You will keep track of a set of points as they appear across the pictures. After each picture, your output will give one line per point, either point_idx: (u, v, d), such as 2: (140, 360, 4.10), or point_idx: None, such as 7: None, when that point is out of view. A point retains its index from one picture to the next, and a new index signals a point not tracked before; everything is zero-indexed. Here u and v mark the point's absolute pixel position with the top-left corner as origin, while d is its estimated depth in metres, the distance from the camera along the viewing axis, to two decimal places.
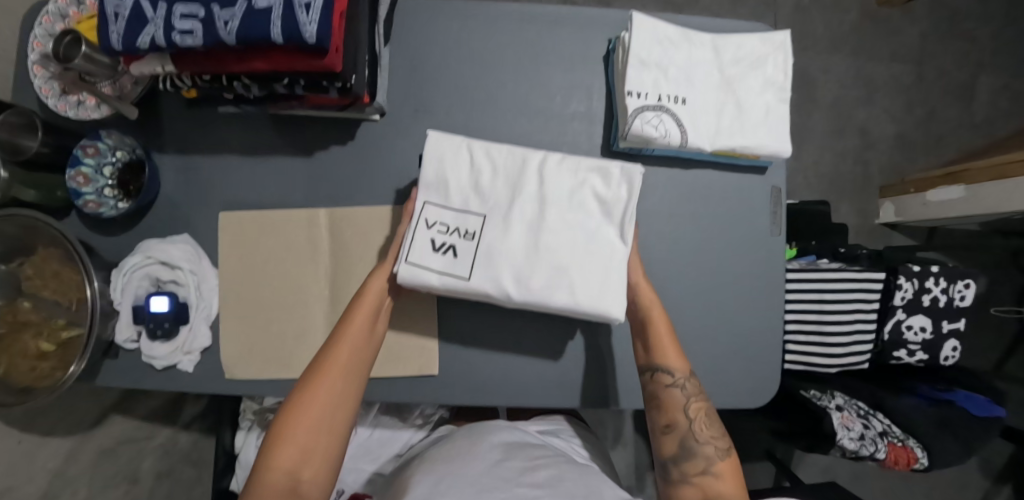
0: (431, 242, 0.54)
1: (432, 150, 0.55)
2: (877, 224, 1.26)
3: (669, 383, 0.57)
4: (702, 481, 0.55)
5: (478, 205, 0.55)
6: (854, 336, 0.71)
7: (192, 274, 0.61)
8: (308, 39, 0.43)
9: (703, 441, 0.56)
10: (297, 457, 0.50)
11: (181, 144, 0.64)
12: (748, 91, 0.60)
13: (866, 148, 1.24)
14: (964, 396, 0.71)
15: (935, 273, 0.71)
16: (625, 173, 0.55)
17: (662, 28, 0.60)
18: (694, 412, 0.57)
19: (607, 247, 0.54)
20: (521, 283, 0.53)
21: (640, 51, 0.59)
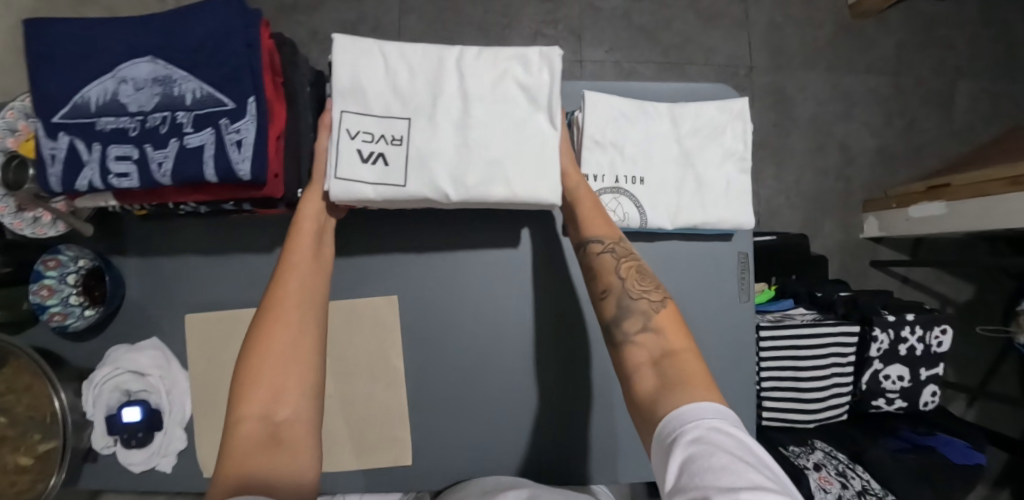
0: (357, 153, 0.46)
1: (338, 56, 0.46)
2: (862, 238, 1.25)
3: (600, 251, 0.51)
4: (643, 339, 0.46)
5: (401, 106, 0.47)
6: (830, 390, 0.72)
7: (162, 379, 0.62)
8: (242, 177, 0.43)
9: (637, 297, 0.48)
10: (270, 397, 0.41)
11: (144, 247, 0.64)
12: (709, 164, 0.59)
13: (847, 163, 1.24)
14: (944, 441, 0.72)
15: (910, 322, 0.71)
16: (545, 56, 0.48)
17: (617, 103, 0.57)
18: (629, 270, 0.50)
19: (534, 127, 0.48)
20: (458, 182, 0.46)
21: (595, 131, 0.56)
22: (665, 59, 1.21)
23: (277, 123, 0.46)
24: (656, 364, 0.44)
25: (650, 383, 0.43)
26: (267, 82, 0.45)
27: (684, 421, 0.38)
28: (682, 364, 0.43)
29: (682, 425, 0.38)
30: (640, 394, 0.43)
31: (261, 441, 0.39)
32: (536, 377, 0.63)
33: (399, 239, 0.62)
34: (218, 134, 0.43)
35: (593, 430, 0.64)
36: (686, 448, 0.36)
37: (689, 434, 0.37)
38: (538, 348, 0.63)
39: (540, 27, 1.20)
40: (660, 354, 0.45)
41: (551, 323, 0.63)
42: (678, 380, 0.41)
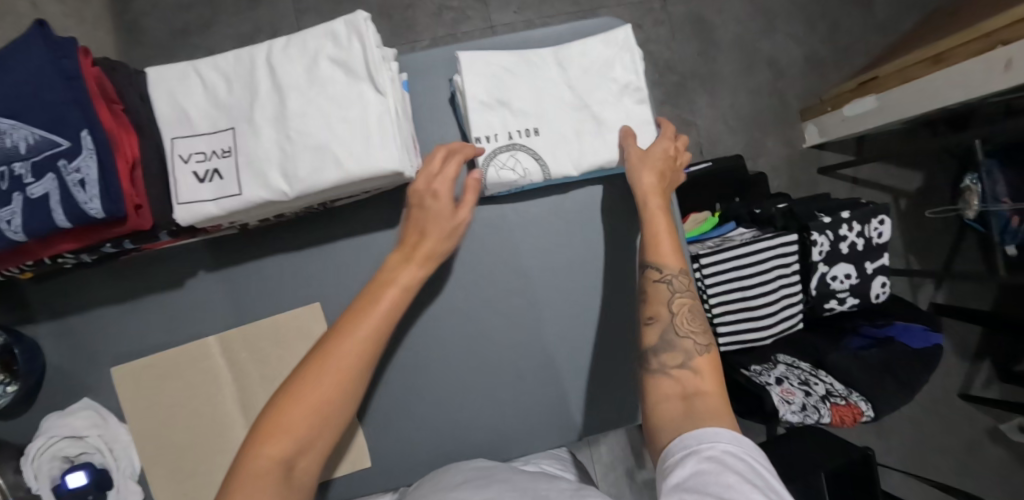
0: (194, 175, 0.46)
1: (156, 86, 0.47)
2: (805, 149, 1.24)
3: (658, 277, 0.55)
4: (681, 375, 0.50)
5: (224, 118, 0.47)
6: (780, 302, 0.72)
7: (102, 437, 0.60)
8: (95, 215, 0.42)
9: (683, 335, 0.52)
10: (291, 447, 0.44)
11: (51, 308, 0.61)
12: (604, 102, 0.56)
13: (778, 77, 1.23)
14: (902, 329, 0.74)
15: (847, 220, 0.71)
16: (351, 25, 0.46)
17: (493, 58, 0.54)
18: (680, 307, 0.54)
19: (362, 105, 0.45)
20: (289, 176, 0.45)
21: (478, 92, 0.53)
22: (577, 8, 1.18)
23: (126, 151, 0.44)
24: (685, 399, 0.48)
25: (676, 410, 0.47)
26: (102, 113, 0.43)
27: (698, 441, 0.42)
28: (706, 404, 0.47)
29: (697, 445, 0.42)
30: (663, 418, 0.47)
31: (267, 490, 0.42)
32: (478, 356, 0.61)
33: (307, 244, 0.60)
34: (59, 178, 0.42)
35: (548, 394, 0.62)
36: (694, 462, 0.40)
37: (699, 451, 0.41)
38: (474, 325, 0.60)
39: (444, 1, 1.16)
40: (692, 390, 0.49)
41: (483, 299, 0.60)
42: (706, 415, 0.45)
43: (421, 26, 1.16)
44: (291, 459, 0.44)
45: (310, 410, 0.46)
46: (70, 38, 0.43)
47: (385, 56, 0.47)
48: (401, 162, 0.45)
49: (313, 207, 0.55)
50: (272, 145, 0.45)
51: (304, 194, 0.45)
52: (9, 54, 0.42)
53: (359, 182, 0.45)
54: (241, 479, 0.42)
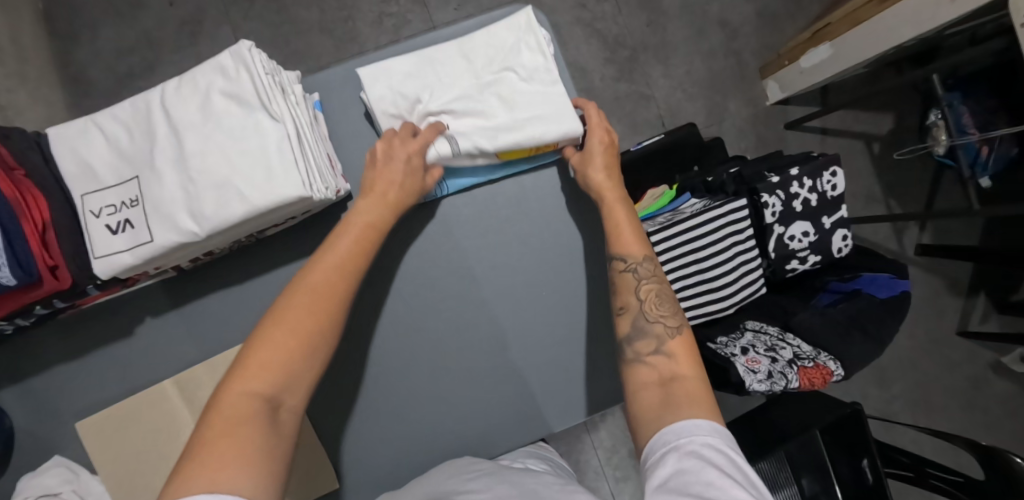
0: (106, 228, 0.46)
1: (59, 147, 0.47)
2: (770, 106, 1.21)
3: (623, 268, 0.51)
4: (657, 360, 0.46)
5: (129, 168, 0.47)
6: (739, 270, 0.70)
7: (77, 491, 0.60)
8: (7, 282, 0.42)
9: (654, 321, 0.48)
10: (275, 382, 0.40)
11: (8, 374, 0.61)
12: (510, 85, 0.54)
13: (731, 38, 1.20)
14: (868, 280, 0.72)
15: (796, 177, 0.69)
16: (237, 56, 0.45)
17: (394, 65, 0.53)
18: (648, 293, 0.49)
19: (259, 134, 0.45)
20: (196, 215, 0.44)
21: (384, 106, 0.53)
22: None
23: (33, 215, 0.44)
24: (664, 386, 0.43)
25: (654, 399, 0.43)
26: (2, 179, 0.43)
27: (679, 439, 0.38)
28: (688, 387, 0.42)
29: (677, 439, 0.38)
30: (642, 412, 0.42)
31: (253, 422, 0.37)
32: (432, 364, 0.59)
33: (247, 276, 0.59)
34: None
35: (510, 393, 0.61)
36: (675, 459, 0.36)
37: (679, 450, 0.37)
38: (424, 334, 0.59)
39: (382, 8, 1.15)
40: (669, 375, 0.44)
41: (430, 308, 0.60)
42: (685, 402, 0.41)
43: (362, 36, 1.15)
44: (279, 394, 0.40)
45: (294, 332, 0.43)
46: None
47: (278, 82, 0.47)
48: (304, 187, 0.44)
49: (242, 239, 0.55)
50: (178, 190, 0.45)
51: (216, 232, 0.45)
52: None
53: (267, 212, 0.45)
54: (219, 415, 0.37)
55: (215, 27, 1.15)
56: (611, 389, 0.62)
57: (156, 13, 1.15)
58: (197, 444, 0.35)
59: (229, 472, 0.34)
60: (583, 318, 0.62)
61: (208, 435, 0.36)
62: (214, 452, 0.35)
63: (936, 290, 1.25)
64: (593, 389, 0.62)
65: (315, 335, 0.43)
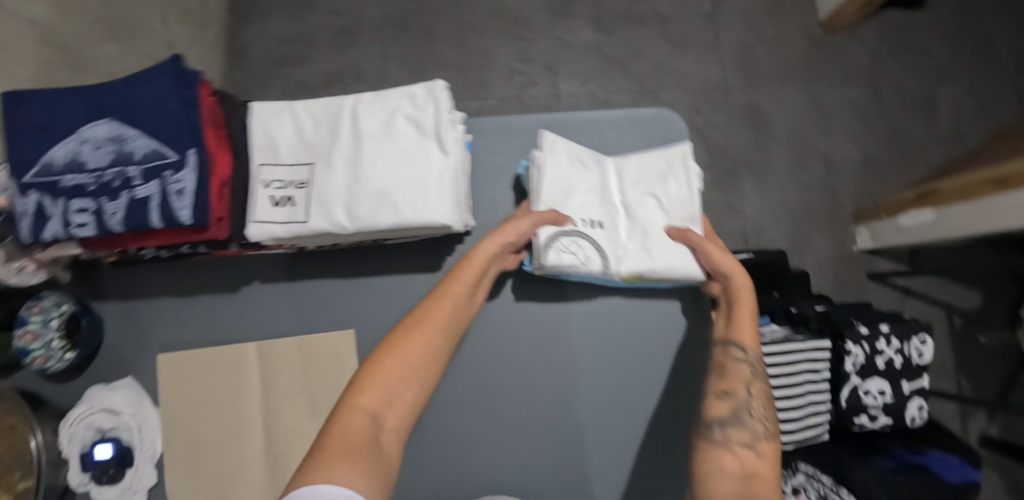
0: (270, 199, 0.51)
1: (255, 118, 0.53)
2: (856, 252, 1.19)
3: (739, 355, 0.54)
4: (744, 453, 0.48)
5: (306, 153, 0.52)
6: (807, 409, 0.69)
7: (134, 416, 0.64)
8: (184, 221, 0.47)
9: (755, 417, 0.51)
10: (382, 403, 0.45)
11: (119, 292, 0.68)
12: (651, 211, 0.60)
13: (832, 176, 1.20)
14: (937, 459, 0.69)
15: (884, 333, 0.70)
16: (431, 91, 0.51)
17: (572, 150, 0.60)
18: (752, 384, 0.53)
19: (426, 160, 0.50)
20: (351, 212, 0.49)
21: (553, 181, 0.58)
22: (638, 87, 1.23)
23: (220, 171, 0.50)
24: (744, 479, 0.46)
25: (730, 487, 0.45)
26: (209, 136, 0.49)
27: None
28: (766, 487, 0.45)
29: None
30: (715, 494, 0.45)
31: (364, 437, 0.42)
32: (494, 401, 0.62)
33: (353, 273, 0.64)
34: (162, 185, 0.47)
35: (555, 456, 0.61)
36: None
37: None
38: (492, 373, 0.62)
39: (515, 66, 1.26)
40: (750, 466, 0.47)
41: (503, 351, 0.62)
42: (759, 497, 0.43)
43: (492, 84, 1.25)
44: (381, 414, 0.45)
45: (403, 362, 0.48)
46: (199, 73, 0.50)
47: (454, 120, 0.52)
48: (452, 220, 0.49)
49: (367, 242, 0.60)
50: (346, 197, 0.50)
51: (362, 231, 0.49)
52: (146, 76, 0.49)
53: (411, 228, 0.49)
54: (339, 428, 0.42)
55: (366, 43, 1.29)
56: (650, 486, 0.61)
57: (321, 18, 1.30)
58: (321, 446, 0.40)
59: (344, 470, 0.38)
60: (644, 411, 0.62)
61: (330, 442, 0.41)
62: (333, 455, 0.39)
63: (995, 490, 1.15)
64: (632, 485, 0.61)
65: (417, 370, 0.48)
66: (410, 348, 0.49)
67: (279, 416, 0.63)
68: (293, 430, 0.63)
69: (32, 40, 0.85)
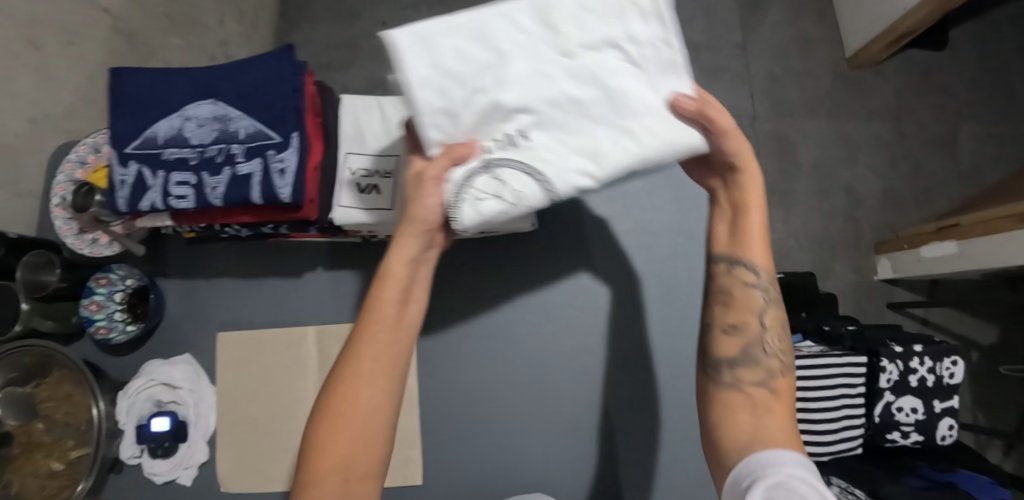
0: (356, 186, 0.54)
1: (345, 110, 0.57)
2: (876, 281, 1.22)
3: (749, 282, 0.46)
4: (757, 393, 0.43)
5: (392, 146, 0.56)
6: (840, 422, 0.72)
7: (190, 392, 0.66)
8: (284, 199, 0.50)
9: (770, 352, 0.45)
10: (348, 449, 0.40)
11: (182, 271, 0.70)
12: (616, 70, 0.40)
13: (855, 206, 1.24)
14: (966, 477, 0.69)
15: (918, 352, 0.72)
16: None
17: (457, 43, 0.39)
18: (769, 317, 0.46)
19: None
20: None
21: (434, 102, 0.39)
22: None
23: (314, 157, 0.53)
24: (757, 416, 0.42)
25: (744, 427, 0.41)
26: (309, 123, 0.53)
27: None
28: (777, 422, 0.41)
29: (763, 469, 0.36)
30: (731, 436, 0.41)
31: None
32: (540, 396, 0.63)
33: None
34: (265, 163, 0.50)
35: (603, 454, 0.61)
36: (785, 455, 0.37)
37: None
38: (544, 372, 0.63)
39: None
40: (762, 413, 0.42)
41: (556, 349, 0.64)
42: (767, 435, 0.40)
43: None
44: (348, 466, 0.39)
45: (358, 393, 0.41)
46: (304, 62, 0.53)
47: None
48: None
49: None
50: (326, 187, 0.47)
51: None
52: (256, 63, 0.52)
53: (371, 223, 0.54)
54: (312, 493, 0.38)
55: None
56: None
57: (367, 27, 1.36)
58: None
59: None
60: None
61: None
62: None
63: None
64: None
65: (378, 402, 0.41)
66: (357, 378, 0.41)
67: None
68: None
69: (105, 29, 0.89)
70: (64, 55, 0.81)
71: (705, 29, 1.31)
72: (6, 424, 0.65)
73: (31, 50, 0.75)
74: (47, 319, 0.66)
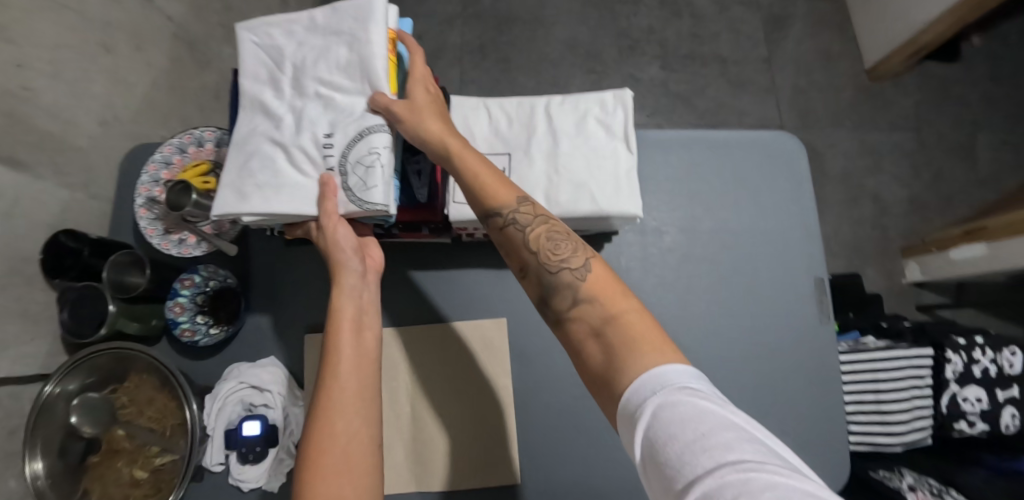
0: None
1: (455, 113, 0.59)
2: (905, 284, 1.26)
3: (503, 224, 0.49)
4: (583, 310, 0.44)
5: (503, 146, 0.58)
6: (913, 413, 0.75)
7: (280, 395, 0.65)
8: (421, 198, 0.56)
9: (558, 269, 0.46)
10: (351, 419, 0.45)
11: (269, 275, 0.70)
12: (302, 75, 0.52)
13: (882, 212, 1.29)
14: None
15: (981, 344, 0.77)
16: (618, 98, 0.58)
17: (251, 182, 0.49)
18: (538, 242, 0.48)
19: (616, 158, 0.56)
20: (548, 199, 0.55)
21: (284, 199, 0.49)
22: (702, 121, 1.32)
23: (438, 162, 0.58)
24: (597, 331, 0.42)
25: (599, 357, 0.41)
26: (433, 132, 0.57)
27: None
28: (625, 327, 0.41)
29: (662, 386, 0.36)
30: (595, 373, 0.41)
31: (346, 463, 0.43)
32: None
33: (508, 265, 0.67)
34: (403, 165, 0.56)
35: None
36: (679, 399, 0.35)
37: (755, 485, 0.28)
38: None
39: None
40: (600, 319, 0.42)
41: None
42: (624, 344, 0.40)
43: None
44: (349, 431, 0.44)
45: (351, 373, 0.47)
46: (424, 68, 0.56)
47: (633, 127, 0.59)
48: (388, 196, 0.48)
49: None
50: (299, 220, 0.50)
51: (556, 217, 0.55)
52: None
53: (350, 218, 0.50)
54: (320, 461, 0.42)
55: (447, 65, 1.36)
56: None
57: None
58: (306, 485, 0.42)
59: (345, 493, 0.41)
60: (778, 409, 0.65)
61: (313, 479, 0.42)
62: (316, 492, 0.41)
63: None
64: None
65: (367, 381, 0.47)
66: (346, 359, 0.47)
67: (426, 403, 0.64)
68: (441, 416, 0.64)
69: (168, 36, 0.89)
70: (136, 61, 0.81)
71: (732, 45, 1.37)
72: (85, 432, 0.64)
73: (106, 54, 0.75)
74: (131, 321, 0.64)
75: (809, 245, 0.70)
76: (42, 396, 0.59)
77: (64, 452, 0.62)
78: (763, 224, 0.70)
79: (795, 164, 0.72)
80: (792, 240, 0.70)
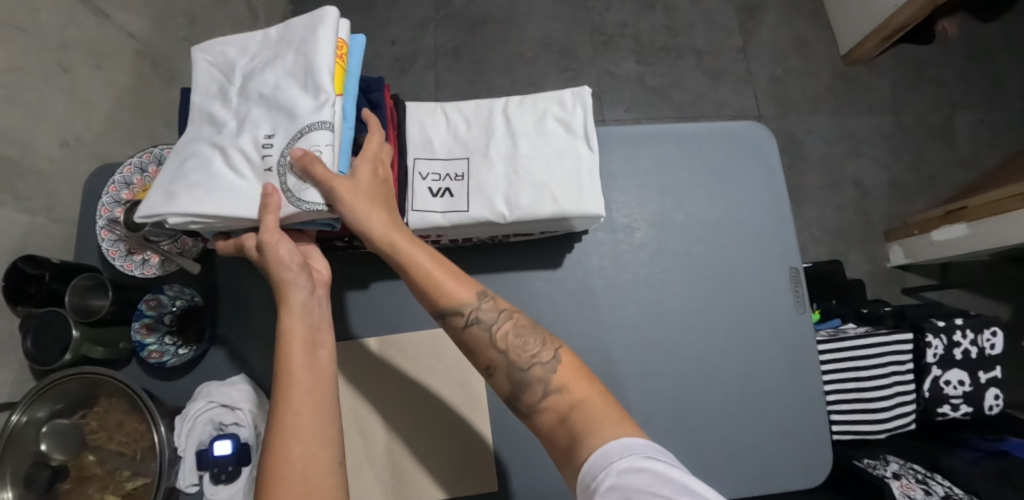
0: (428, 190, 0.55)
1: (411, 118, 0.58)
2: (890, 268, 1.26)
3: (465, 323, 0.48)
4: (552, 399, 0.44)
5: (462, 150, 0.57)
6: (895, 399, 0.74)
7: (251, 412, 0.64)
8: None
9: (527, 366, 0.46)
10: (309, 436, 0.43)
11: (238, 290, 0.70)
12: (249, 80, 0.51)
13: (863, 196, 1.28)
14: (1017, 445, 0.70)
15: (960, 326, 0.76)
16: (577, 96, 0.58)
17: (184, 183, 0.48)
18: (504, 339, 0.47)
19: (577, 157, 0.55)
20: (509, 202, 0.54)
21: (215, 199, 0.47)
22: (679, 114, 1.31)
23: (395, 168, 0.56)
24: (566, 420, 0.43)
25: (564, 441, 0.42)
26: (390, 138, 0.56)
27: None
28: (589, 412, 0.42)
29: (619, 456, 0.37)
30: (562, 452, 0.42)
31: (305, 483, 0.41)
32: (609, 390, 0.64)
33: (478, 270, 0.66)
34: None
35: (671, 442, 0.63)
36: (642, 466, 0.36)
37: None
38: (611, 365, 0.64)
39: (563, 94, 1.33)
40: (566, 404, 0.44)
41: (618, 341, 0.65)
42: (589, 428, 0.41)
43: None
44: (305, 449, 0.42)
45: (306, 389, 0.45)
46: (379, 79, 0.56)
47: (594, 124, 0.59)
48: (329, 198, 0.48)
49: (491, 238, 0.63)
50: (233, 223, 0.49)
51: (518, 221, 0.54)
52: None
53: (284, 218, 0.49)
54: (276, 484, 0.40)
55: (421, 70, 1.35)
56: (762, 473, 0.63)
57: (376, 47, 1.35)
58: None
59: None
60: (756, 403, 0.65)
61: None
62: None
63: None
64: (751, 475, 0.63)
65: (322, 397, 0.46)
66: (300, 375, 0.45)
67: (397, 412, 0.63)
68: (414, 425, 0.63)
69: (130, 53, 0.88)
70: (96, 79, 0.80)
71: (707, 35, 1.36)
72: (54, 459, 0.62)
73: (64, 74, 0.73)
74: (97, 345, 0.63)
75: (782, 235, 0.69)
76: (10, 425, 0.58)
77: (27, 482, 0.59)
78: (734, 216, 0.69)
79: (764, 153, 0.71)
80: (765, 231, 0.69)
